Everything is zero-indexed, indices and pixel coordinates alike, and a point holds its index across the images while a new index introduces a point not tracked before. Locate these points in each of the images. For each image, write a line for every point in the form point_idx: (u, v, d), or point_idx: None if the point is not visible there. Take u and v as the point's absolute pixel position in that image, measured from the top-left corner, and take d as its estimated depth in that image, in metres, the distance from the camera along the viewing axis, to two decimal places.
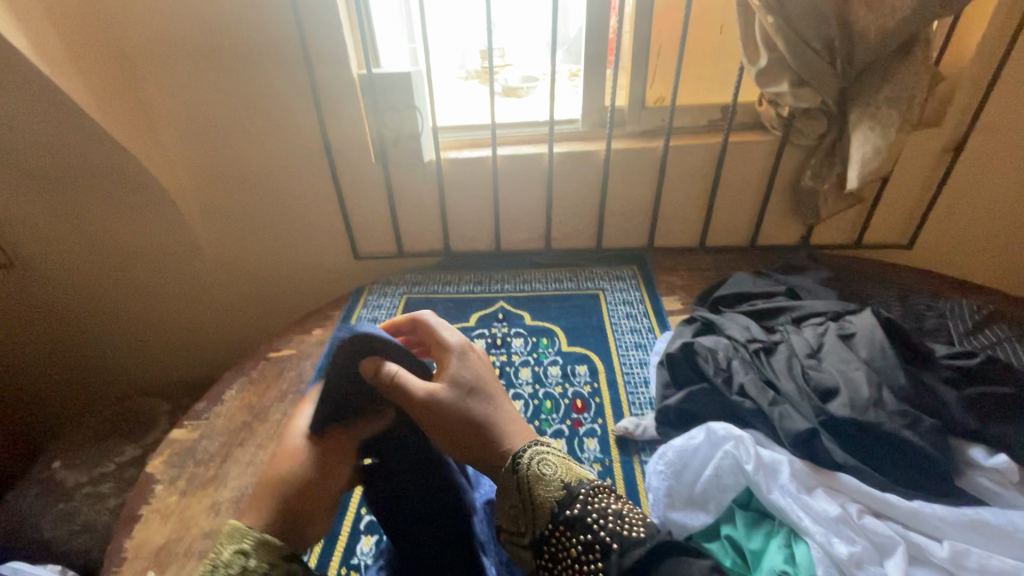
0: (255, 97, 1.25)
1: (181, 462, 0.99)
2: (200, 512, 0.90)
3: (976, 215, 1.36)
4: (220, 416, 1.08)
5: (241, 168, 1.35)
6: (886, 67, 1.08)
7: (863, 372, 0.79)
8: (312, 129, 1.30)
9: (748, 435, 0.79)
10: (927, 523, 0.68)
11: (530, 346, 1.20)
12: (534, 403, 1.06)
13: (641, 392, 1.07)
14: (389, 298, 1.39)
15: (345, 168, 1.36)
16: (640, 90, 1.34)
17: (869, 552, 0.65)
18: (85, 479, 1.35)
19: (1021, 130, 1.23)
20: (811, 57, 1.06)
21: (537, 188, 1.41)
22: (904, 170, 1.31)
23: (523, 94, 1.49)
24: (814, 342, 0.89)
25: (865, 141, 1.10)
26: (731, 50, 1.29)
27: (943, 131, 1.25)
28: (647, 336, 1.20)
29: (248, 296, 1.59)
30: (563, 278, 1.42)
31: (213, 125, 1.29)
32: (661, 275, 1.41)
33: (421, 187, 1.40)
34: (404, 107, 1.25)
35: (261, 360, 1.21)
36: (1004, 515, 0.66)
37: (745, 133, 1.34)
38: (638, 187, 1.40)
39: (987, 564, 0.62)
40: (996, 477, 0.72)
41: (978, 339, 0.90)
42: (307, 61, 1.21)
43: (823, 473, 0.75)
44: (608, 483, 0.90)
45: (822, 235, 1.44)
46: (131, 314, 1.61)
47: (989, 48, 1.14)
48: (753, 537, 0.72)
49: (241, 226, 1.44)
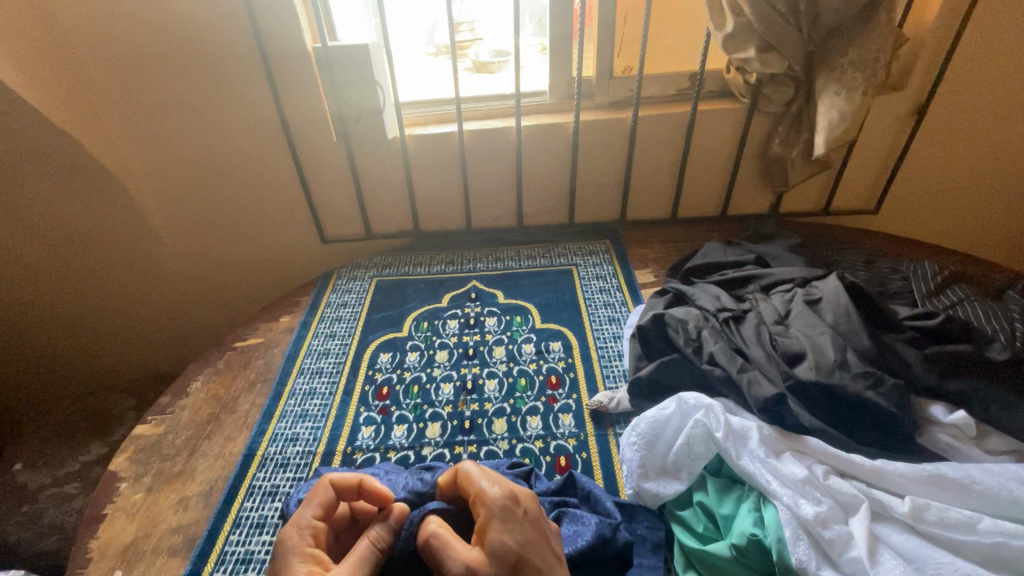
0: (204, 77, 1.19)
1: (146, 459, 0.96)
2: (168, 507, 0.88)
3: (939, 176, 1.38)
4: (186, 409, 1.05)
5: (194, 152, 1.28)
6: (852, 30, 1.06)
7: (828, 336, 0.79)
8: (269, 107, 1.24)
9: (718, 403, 0.79)
10: (889, 480, 0.69)
11: (504, 325, 1.19)
12: (508, 381, 1.05)
13: (615, 365, 1.06)
14: (359, 281, 1.36)
15: (306, 146, 1.30)
16: (608, 60, 1.31)
17: (834, 511, 0.67)
18: (49, 481, 1.34)
19: (983, 91, 1.24)
20: (778, 21, 1.04)
21: (507, 162, 1.38)
22: (869, 134, 1.31)
23: (494, 69, 1.45)
24: (782, 308, 0.89)
25: (832, 106, 1.09)
26: (697, 16, 1.27)
27: (908, 96, 1.25)
28: (620, 310, 1.19)
29: (213, 286, 1.54)
30: (536, 254, 1.41)
31: (161, 105, 1.22)
32: (634, 249, 1.40)
33: (387, 167, 1.35)
34: (363, 82, 1.19)
35: (226, 351, 1.18)
36: (961, 469, 0.68)
37: (714, 102, 1.32)
38: (609, 160, 1.38)
39: (946, 516, 0.64)
40: (953, 432, 0.74)
41: (938, 301, 0.90)
42: (257, 35, 1.14)
43: (790, 437, 0.76)
44: (584, 457, 0.91)
45: (791, 203, 1.45)
46: (89, 310, 1.54)
47: (953, 7, 1.13)
48: (724, 502, 0.73)
49: (198, 212, 1.38)
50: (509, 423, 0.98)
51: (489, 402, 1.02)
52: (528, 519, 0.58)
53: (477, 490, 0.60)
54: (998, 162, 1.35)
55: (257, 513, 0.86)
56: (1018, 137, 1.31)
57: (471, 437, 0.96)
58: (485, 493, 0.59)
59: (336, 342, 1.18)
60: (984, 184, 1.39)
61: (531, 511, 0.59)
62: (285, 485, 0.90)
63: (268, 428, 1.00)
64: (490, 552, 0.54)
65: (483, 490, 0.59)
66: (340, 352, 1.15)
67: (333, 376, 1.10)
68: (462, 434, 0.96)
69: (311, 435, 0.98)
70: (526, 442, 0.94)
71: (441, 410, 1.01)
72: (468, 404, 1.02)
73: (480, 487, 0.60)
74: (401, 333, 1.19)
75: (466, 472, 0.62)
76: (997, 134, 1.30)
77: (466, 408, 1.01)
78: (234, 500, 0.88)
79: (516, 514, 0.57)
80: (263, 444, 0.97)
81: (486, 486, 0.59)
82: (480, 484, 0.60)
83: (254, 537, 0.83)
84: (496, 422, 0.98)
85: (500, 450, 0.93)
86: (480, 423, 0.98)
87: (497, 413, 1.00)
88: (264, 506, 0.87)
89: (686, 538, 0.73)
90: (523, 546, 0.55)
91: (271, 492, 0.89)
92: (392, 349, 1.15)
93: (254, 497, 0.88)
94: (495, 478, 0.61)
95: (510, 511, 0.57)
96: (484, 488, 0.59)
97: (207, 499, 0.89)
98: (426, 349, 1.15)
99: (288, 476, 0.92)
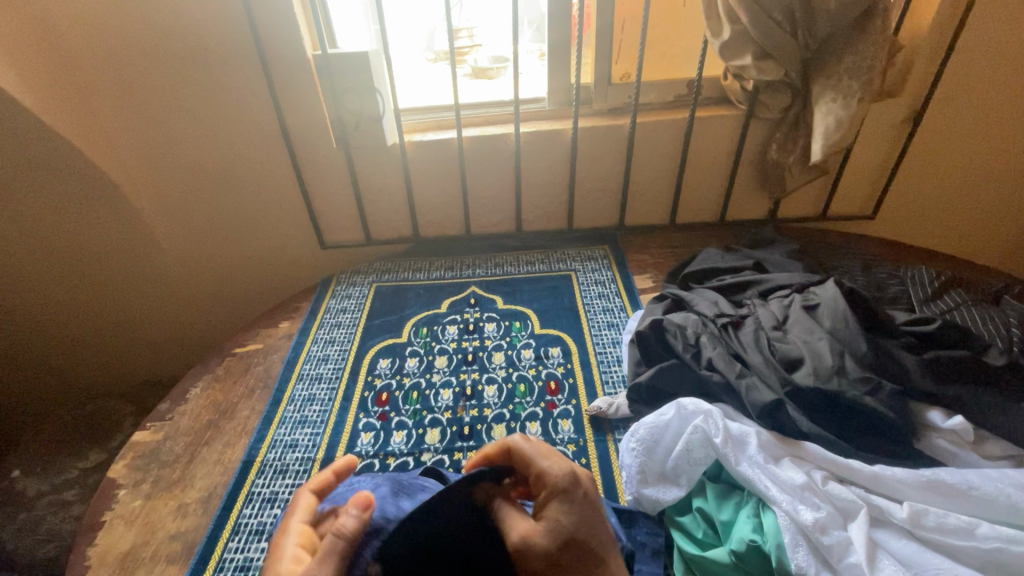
0: (204, 84, 1.20)
1: (145, 465, 0.96)
2: (166, 515, 0.87)
3: (935, 181, 1.39)
4: (185, 416, 1.05)
5: (194, 158, 1.29)
6: (847, 38, 1.07)
7: (826, 342, 0.80)
8: (269, 114, 1.25)
9: (717, 409, 0.80)
10: (887, 486, 0.70)
11: (503, 331, 1.19)
12: (507, 387, 1.05)
13: (614, 371, 1.07)
14: (358, 287, 1.36)
15: (305, 153, 1.31)
16: (606, 67, 1.32)
17: (833, 517, 0.67)
18: (47, 488, 1.36)
19: (978, 97, 1.25)
20: (774, 29, 1.05)
21: (506, 168, 1.38)
22: (866, 140, 1.32)
23: (493, 75, 1.46)
24: (780, 314, 0.90)
25: (828, 113, 1.10)
26: (694, 24, 1.28)
27: (903, 102, 1.26)
28: (619, 316, 1.20)
29: (212, 292, 1.54)
30: (535, 260, 1.41)
31: (161, 112, 1.22)
32: (633, 254, 1.40)
33: (386, 172, 1.36)
34: (363, 89, 1.20)
35: (225, 357, 1.18)
36: (960, 474, 0.68)
37: (712, 108, 1.33)
38: (608, 165, 1.39)
39: (944, 522, 0.64)
40: (951, 437, 0.74)
41: (935, 306, 0.90)
42: (258, 43, 1.15)
43: (789, 443, 0.76)
44: (584, 463, 0.90)
45: (789, 208, 1.46)
46: (88, 316, 1.54)
47: (947, 14, 1.14)
48: (724, 508, 0.73)
49: (197, 218, 1.38)
50: (508, 428, 0.98)
51: (489, 408, 1.02)
52: (587, 501, 0.58)
53: (538, 469, 0.60)
54: (994, 168, 1.36)
55: (256, 520, 0.86)
56: (1013, 143, 1.32)
57: (470, 443, 0.96)
58: (546, 472, 0.59)
59: (336, 348, 1.18)
60: (980, 190, 1.40)
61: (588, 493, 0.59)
62: (284, 491, 0.90)
63: (267, 435, 1.00)
64: (548, 530, 0.55)
65: (544, 470, 0.59)
66: (340, 358, 1.15)
67: (332, 382, 1.10)
68: (461, 440, 0.96)
69: (311, 441, 0.98)
70: None
71: (440, 416, 1.01)
72: (467, 410, 1.02)
73: (541, 466, 0.59)
74: (400, 338, 1.19)
75: (522, 449, 0.62)
76: (993, 139, 1.31)
77: (466, 414, 1.01)
78: (233, 507, 0.88)
79: (572, 492, 0.58)
80: (262, 450, 0.97)
81: (547, 467, 0.59)
82: (539, 463, 0.60)
83: (253, 544, 0.82)
84: (496, 428, 0.98)
85: None
86: (479, 429, 0.98)
87: (496, 419, 1.00)
88: (263, 513, 0.87)
89: (686, 544, 0.73)
90: (581, 527, 0.55)
91: (270, 499, 0.89)
92: (391, 355, 1.15)
93: (253, 504, 0.88)
94: (554, 457, 0.61)
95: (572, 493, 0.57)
96: (545, 467, 0.59)
97: (206, 506, 0.88)
98: (425, 354, 1.15)
99: (287, 482, 0.92)
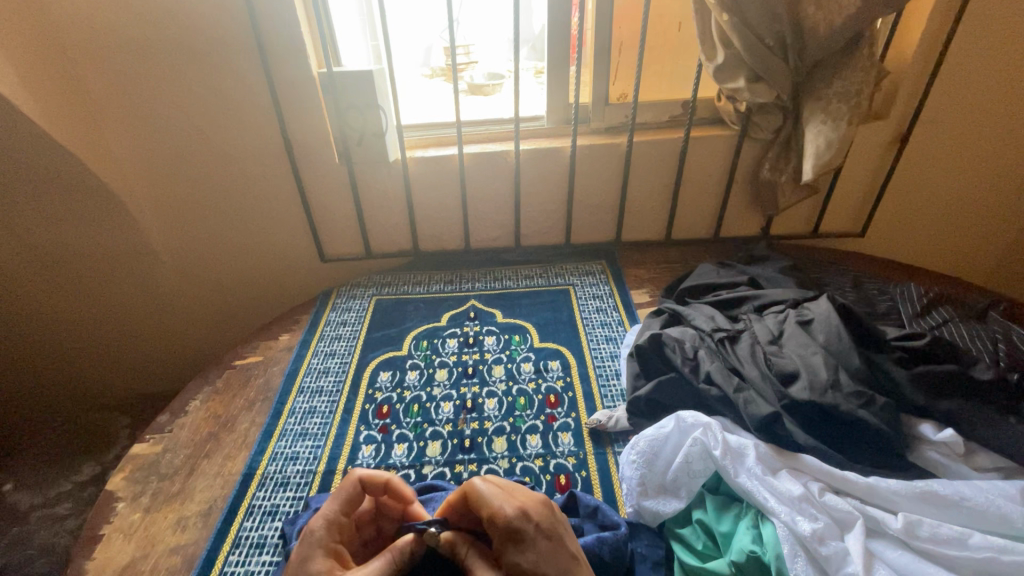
0: (209, 100, 1.22)
1: (145, 478, 0.95)
2: (166, 528, 0.87)
3: (922, 200, 1.43)
4: (185, 428, 1.04)
5: (197, 172, 1.30)
6: (837, 63, 1.11)
7: (821, 356, 0.82)
8: (273, 129, 1.27)
9: (716, 422, 0.82)
10: (882, 497, 0.71)
11: (502, 344, 1.20)
12: (508, 400, 1.07)
13: (612, 385, 1.08)
14: (358, 300, 1.37)
15: (309, 168, 1.33)
16: (603, 88, 1.36)
17: (831, 528, 0.68)
18: (40, 502, 1.43)
19: (960, 121, 1.30)
20: (766, 53, 1.09)
21: (505, 183, 1.41)
22: (854, 161, 1.37)
23: (489, 91, 1.47)
24: (775, 329, 0.92)
25: (818, 135, 1.13)
26: (689, 48, 1.33)
27: (890, 125, 1.31)
28: (617, 330, 1.21)
29: (212, 305, 1.54)
30: (534, 274, 1.43)
31: (168, 126, 1.24)
32: (629, 270, 1.43)
33: (388, 186, 1.38)
34: (367, 107, 1.23)
35: (225, 369, 1.18)
36: (952, 486, 0.70)
37: (706, 129, 1.37)
38: (606, 182, 1.42)
39: (938, 532, 0.66)
40: (942, 449, 0.77)
41: (924, 321, 0.93)
42: (267, 65, 1.18)
43: (787, 456, 0.78)
44: (584, 475, 0.92)
45: (781, 226, 1.49)
46: (81, 327, 1.53)
47: (930, 43, 1.19)
48: (723, 520, 0.75)
49: (197, 230, 1.39)
50: (509, 441, 0.99)
51: (489, 421, 1.03)
52: (541, 532, 0.58)
53: (489, 512, 0.60)
54: (978, 187, 1.40)
55: (256, 533, 0.86)
56: (996, 163, 1.36)
57: (471, 455, 0.96)
58: (499, 511, 0.59)
59: (337, 360, 1.19)
60: (966, 207, 1.44)
61: (546, 522, 0.60)
62: (286, 504, 0.90)
63: (267, 447, 1.00)
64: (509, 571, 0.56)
65: (495, 510, 0.59)
66: (340, 371, 1.16)
67: (332, 395, 1.10)
68: (462, 452, 0.97)
69: (312, 454, 0.99)
70: (526, 460, 0.95)
71: (441, 428, 1.02)
72: (468, 423, 1.03)
73: (493, 507, 0.60)
74: (400, 351, 1.20)
75: (477, 492, 0.62)
76: (975, 160, 1.36)
77: (466, 427, 1.02)
78: (234, 519, 0.88)
79: (532, 529, 0.58)
80: (263, 463, 0.97)
81: (500, 505, 0.60)
82: (490, 502, 0.60)
83: (254, 556, 0.82)
84: (496, 441, 0.99)
85: (500, 468, 0.93)
86: (480, 442, 0.99)
87: (497, 432, 1.01)
88: (263, 526, 0.87)
89: (686, 556, 0.74)
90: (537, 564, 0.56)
91: (271, 512, 0.89)
92: (392, 368, 1.16)
93: (254, 517, 0.88)
94: (505, 493, 0.61)
95: (522, 537, 0.57)
96: (499, 507, 0.60)
97: (207, 519, 0.88)
98: (426, 367, 1.16)
99: (288, 495, 0.92)
